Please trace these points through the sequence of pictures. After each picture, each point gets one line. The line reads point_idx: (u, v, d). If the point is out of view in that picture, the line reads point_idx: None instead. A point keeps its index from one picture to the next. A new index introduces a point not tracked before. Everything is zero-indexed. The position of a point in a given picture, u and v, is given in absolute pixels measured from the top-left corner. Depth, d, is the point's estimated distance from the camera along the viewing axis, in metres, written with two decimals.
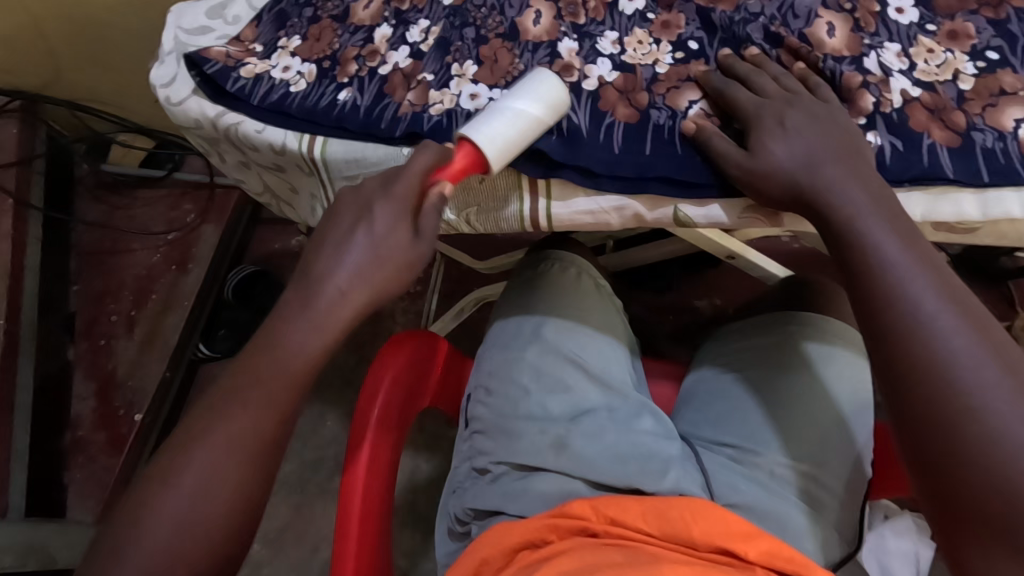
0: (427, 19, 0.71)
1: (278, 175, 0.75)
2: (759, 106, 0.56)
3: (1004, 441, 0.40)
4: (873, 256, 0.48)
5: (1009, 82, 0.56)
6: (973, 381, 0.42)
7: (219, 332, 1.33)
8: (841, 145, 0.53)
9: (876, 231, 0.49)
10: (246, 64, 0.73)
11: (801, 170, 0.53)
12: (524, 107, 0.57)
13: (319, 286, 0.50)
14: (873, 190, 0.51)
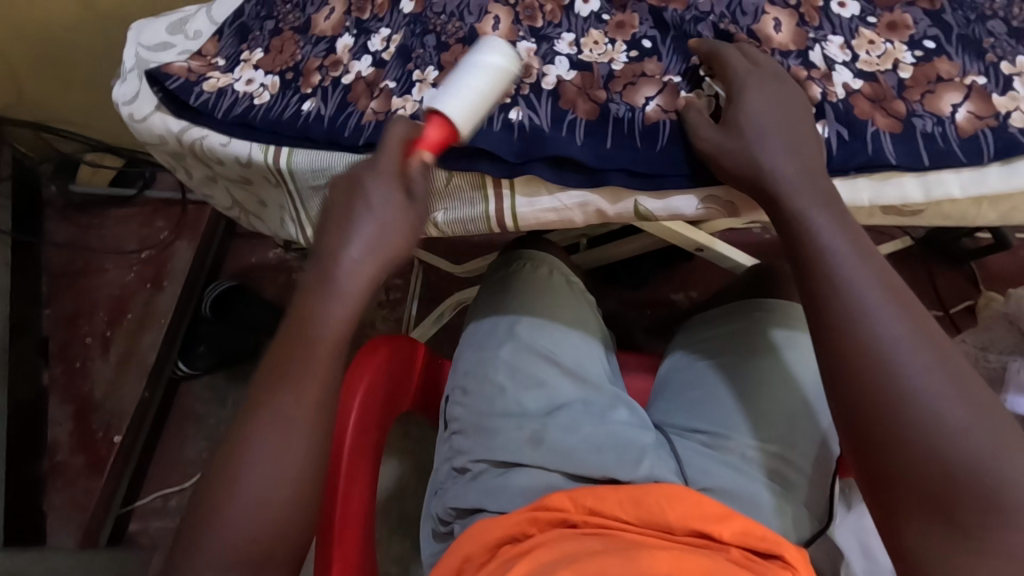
0: (388, 27, 0.73)
1: (246, 188, 0.75)
2: (748, 72, 0.58)
3: (937, 422, 0.42)
4: (814, 247, 0.50)
5: (945, 69, 0.58)
6: (907, 366, 0.44)
7: (198, 349, 1.30)
8: (791, 134, 0.55)
9: (817, 223, 0.51)
10: (208, 79, 0.73)
11: (758, 154, 0.55)
12: (473, 70, 0.57)
13: (333, 270, 0.50)
14: (816, 183, 0.53)
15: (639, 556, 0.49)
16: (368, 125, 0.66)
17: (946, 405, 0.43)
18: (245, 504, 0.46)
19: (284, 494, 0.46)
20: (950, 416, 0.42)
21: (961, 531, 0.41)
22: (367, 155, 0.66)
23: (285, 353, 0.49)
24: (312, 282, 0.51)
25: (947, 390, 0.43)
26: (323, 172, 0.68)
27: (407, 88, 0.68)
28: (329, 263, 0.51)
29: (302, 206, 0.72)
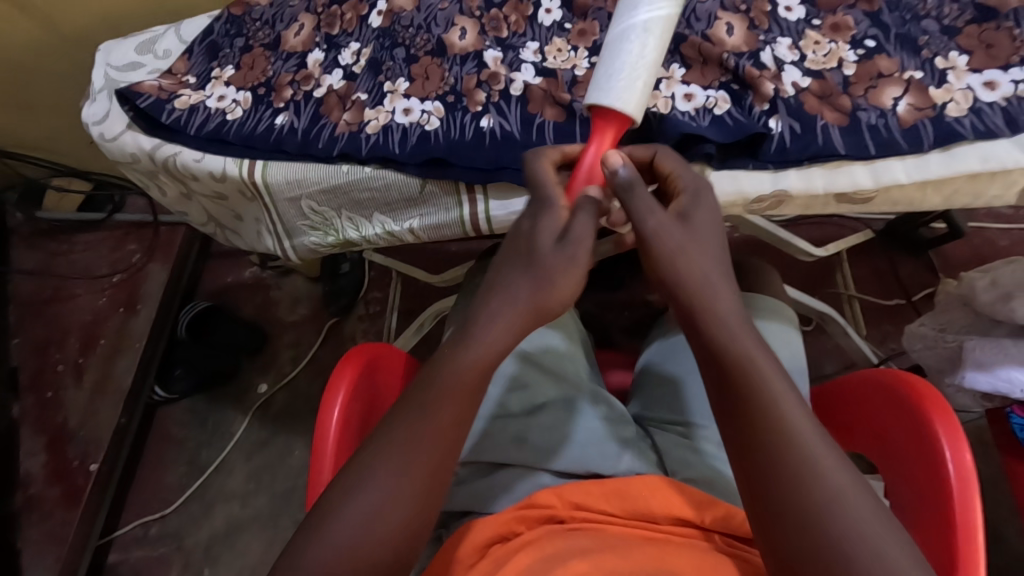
0: (358, 41, 0.74)
1: (221, 204, 0.76)
2: (694, 181, 0.52)
3: (864, 554, 0.41)
4: (740, 365, 0.46)
5: (885, 65, 0.62)
6: (833, 496, 0.42)
7: (175, 371, 1.28)
8: (710, 231, 0.50)
9: (730, 332, 0.46)
10: (179, 96, 0.74)
11: (676, 258, 0.47)
12: (604, 57, 0.56)
13: (494, 299, 0.49)
14: (725, 285, 0.48)
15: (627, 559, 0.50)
16: (341, 136, 0.68)
17: (872, 537, 0.41)
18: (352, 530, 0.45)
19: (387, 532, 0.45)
20: (886, 553, 0.41)
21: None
22: (340, 165, 0.68)
23: (442, 380, 0.48)
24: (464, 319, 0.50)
25: (869, 517, 0.42)
26: (299, 184, 0.69)
27: (378, 99, 0.69)
28: (489, 293, 0.49)
29: (278, 219, 0.73)
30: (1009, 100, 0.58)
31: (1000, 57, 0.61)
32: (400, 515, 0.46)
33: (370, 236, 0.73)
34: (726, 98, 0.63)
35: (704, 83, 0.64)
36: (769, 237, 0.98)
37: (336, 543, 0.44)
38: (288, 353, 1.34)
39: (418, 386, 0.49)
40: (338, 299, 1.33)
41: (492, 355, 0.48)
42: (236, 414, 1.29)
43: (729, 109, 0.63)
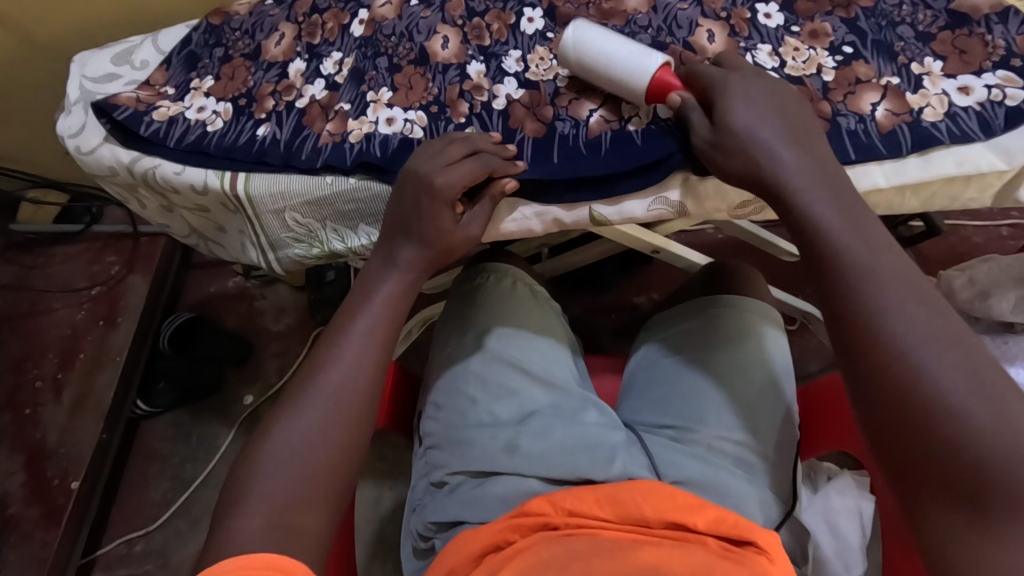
0: (340, 51, 0.74)
1: (203, 216, 0.75)
2: (726, 76, 0.59)
3: (940, 393, 0.44)
4: (839, 233, 0.51)
5: (863, 71, 0.63)
6: (928, 346, 0.46)
7: (158, 386, 1.26)
8: (800, 129, 0.57)
9: (821, 209, 0.53)
10: (158, 108, 0.73)
11: (760, 151, 0.55)
12: (589, 74, 0.64)
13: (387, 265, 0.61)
14: (830, 174, 0.54)
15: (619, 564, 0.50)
16: (324, 147, 0.67)
17: (962, 383, 0.44)
18: (274, 487, 0.48)
19: (326, 453, 0.51)
20: (991, 421, 0.43)
21: (980, 517, 0.42)
22: (325, 176, 0.67)
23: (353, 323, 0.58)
24: (341, 318, 0.59)
25: (962, 368, 0.45)
26: (282, 196, 0.68)
27: (361, 109, 0.69)
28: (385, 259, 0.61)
29: (261, 232, 0.72)
30: (983, 105, 0.60)
31: (973, 62, 0.62)
32: (338, 427, 0.52)
33: (355, 246, 0.71)
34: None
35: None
36: (752, 239, 0.99)
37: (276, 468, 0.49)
38: (274, 363, 1.32)
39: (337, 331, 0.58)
40: (324, 308, 1.31)
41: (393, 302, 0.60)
42: (222, 426, 1.27)
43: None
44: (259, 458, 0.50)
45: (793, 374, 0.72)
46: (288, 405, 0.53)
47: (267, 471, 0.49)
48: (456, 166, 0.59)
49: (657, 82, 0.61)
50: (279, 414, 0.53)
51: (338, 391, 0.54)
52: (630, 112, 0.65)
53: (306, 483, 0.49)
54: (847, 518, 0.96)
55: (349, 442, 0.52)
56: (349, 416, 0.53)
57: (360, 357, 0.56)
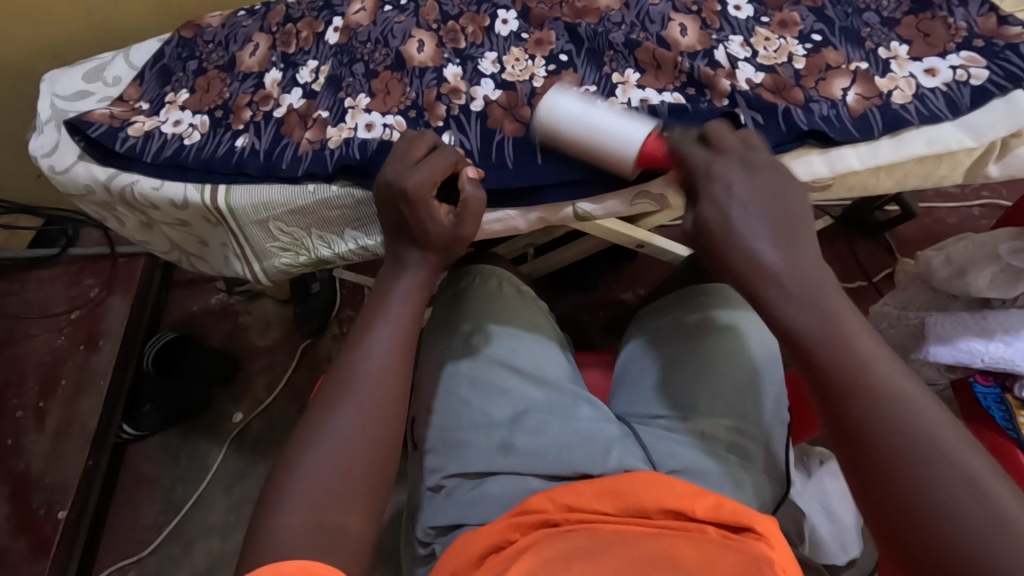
0: (316, 59, 0.74)
1: (184, 230, 0.74)
2: (710, 163, 0.53)
3: (950, 519, 0.39)
4: (829, 346, 0.46)
5: (832, 58, 0.65)
6: (922, 465, 0.41)
7: (144, 408, 1.24)
8: (781, 213, 0.51)
9: (802, 315, 0.47)
10: (133, 123, 0.72)
11: (736, 231, 0.50)
12: (571, 142, 0.61)
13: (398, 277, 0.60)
14: (815, 274, 0.48)
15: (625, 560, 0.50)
16: (305, 155, 0.67)
17: (971, 507, 0.39)
18: (315, 485, 0.48)
19: (362, 452, 0.50)
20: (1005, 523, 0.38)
21: None
22: (306, 185, 0.67)
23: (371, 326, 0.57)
24: (363, 320, 0.58)
25: (969, 490, 0.40)
26: (263, 207, 0.68)
27: (340, 116, 0.69)
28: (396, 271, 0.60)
29: (244, 243, 0.72)
30: (949, 85, 0.61)
31: (937, 45, 0.64)
32: (370, 435, 0.51)
33: (342, 251, 0.70)
34: (681, 101, 0.64)
35: (659, 86, 0.66)
36: None
37: (313, 473, 0.48)
38: (262, 379, 1.31)
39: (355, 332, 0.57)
40: (311, 320, 1.30)
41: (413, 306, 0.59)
42: (211, 445, 1.25)
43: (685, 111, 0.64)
44: (292, 457, 0.50)
45: (781, 357, 0.73)
46: (320, 403, 0.53)
47: (305, 467, 0.49)
48: (428, 161, 0.59)
49: (647, 151, 0.59)
50: (315, 411, 0.52)
51: (369, 389, 0.53)
52: (605, 110, 0.65)
53: (343, 482, 0.49)
54: (841, 500, 0.98)
55: (382, 453, 0.51)
56: (387, 410, 0.53)
57: (386, 358, 0.55)
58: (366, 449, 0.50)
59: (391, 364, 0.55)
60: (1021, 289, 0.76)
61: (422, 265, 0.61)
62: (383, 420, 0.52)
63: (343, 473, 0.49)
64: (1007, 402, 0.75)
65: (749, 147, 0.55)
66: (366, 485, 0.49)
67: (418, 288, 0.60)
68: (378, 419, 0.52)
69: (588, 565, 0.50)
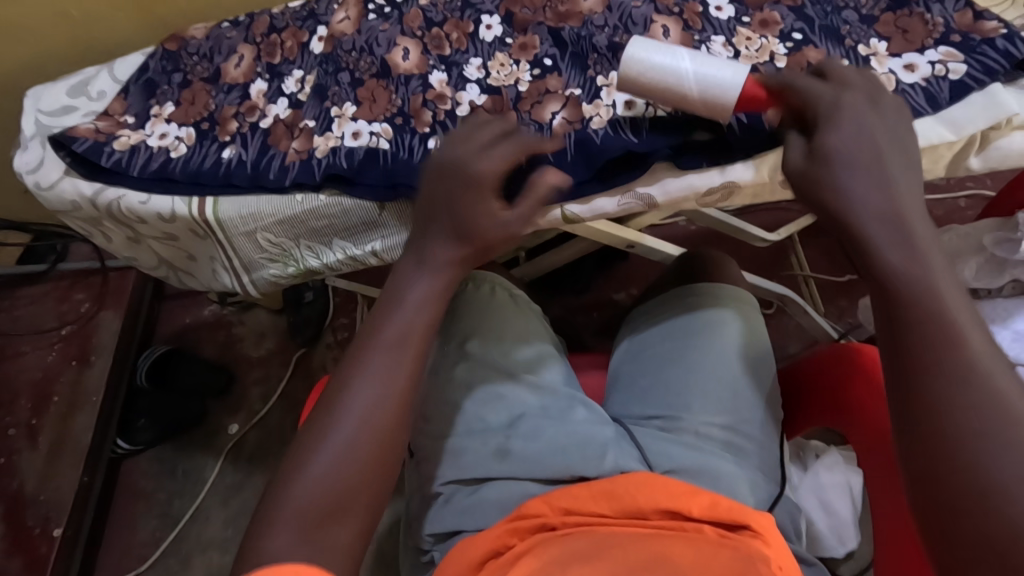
0: (301, 69, 0.74)
1: (172, 244, 0.73)
2: (837, 96, 0.51)
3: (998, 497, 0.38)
4: (918, 299, 0.43)
5: (813, 56, 0.65)
6: (993, 437, 0.39)
7: (138, 422, 1.23)
8: (884, 166, 0.47)
9: (906, 267, 0.44)
10: (119, 137, 0.72)
11: (838, 171, 0.48)
12: (659, 88, 0.60)
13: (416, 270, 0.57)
14: (915, 227, 0.45)
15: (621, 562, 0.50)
16: (292, 165, 0.67)
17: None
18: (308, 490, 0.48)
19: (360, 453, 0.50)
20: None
21: None
22: (294, 195, 0.67)
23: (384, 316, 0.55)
24: (382, 308, 0.56)
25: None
26: (251, 218, 0.67)
27: (326, 125, 0.69)
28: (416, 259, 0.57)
29: (233, 255, 0.72)
30: (928, 80, 0.62)
31: (915, 41, 0.65)
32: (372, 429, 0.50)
33: (331, 262, 0.71)
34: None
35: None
36: (724, 228, 1.00)
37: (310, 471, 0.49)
38: (257, 390, 1.30)
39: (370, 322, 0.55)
40: (304, 329, 1.29)
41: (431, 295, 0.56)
42: (207, 458, 1.24)
43: (670, 112, 0.65)
44: (286, 463, 0.50)
45: (772, 354, 0.73)
46: (320, 404, 0.52)
47: (302, 470, 0.49)
48: (495, 150, 0.57)
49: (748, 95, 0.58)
50: (314, 414, 0.52)
51: (372, 384, 0.52)
52: (591, 113, 0.66)
53: (338, 482, 0.49)
54: (838, 494, 0.99)
55: (382, 451, 0.51)
56: (391, 412, 0.51)
57: (394, 351, 0.53)
58: (367, 448, 0.50)
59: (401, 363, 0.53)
60: (1005, 279, 0.77)
61: (442, 269, 0.57)
62: (382, 421, 0.51)
63: (337, 478, 0.49)
64: None
65: (873, 86, 0.53)
66: (363, 481, 0.49)
67: (442, 288, 0.56)
68: (377, 415, 0.51)
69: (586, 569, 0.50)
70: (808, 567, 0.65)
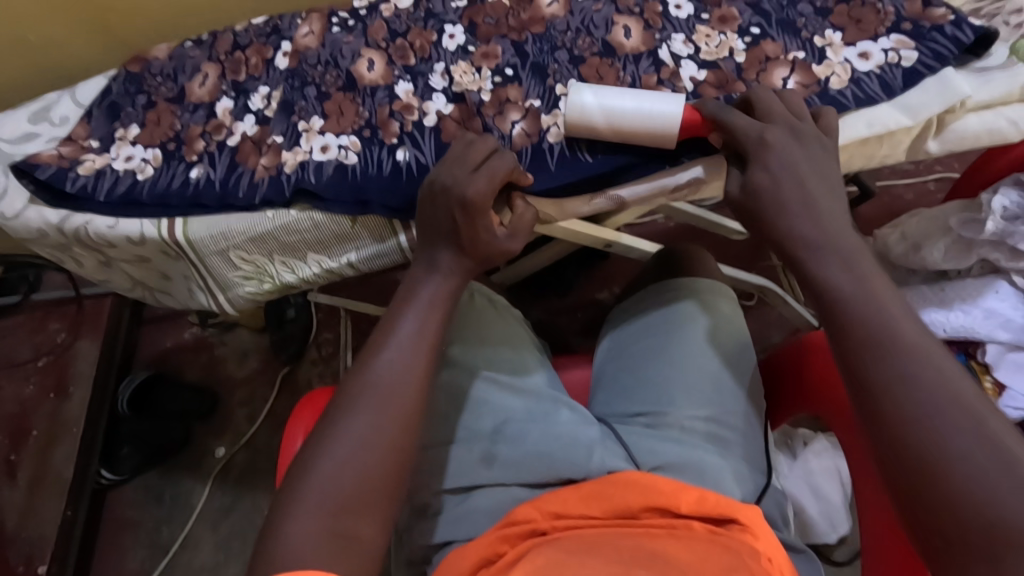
0: (266, 85, 0.74)
1: (145, 267, 0.72)
2: (763, 125, 0.57)
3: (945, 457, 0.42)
4: (856, 302, 0.49)
5: (771, 49, 0.67)
6: (933, 407, 0.44)
7: (121, 451, 1.20)
8: (809, 187, 0.54)
9: (840, 281, 0.50)
10: (83, 162, 0.71)
11: (778, 185, 0.54)
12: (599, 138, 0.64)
13: (416, 287, 0.59)
14: (845, 239, 0.52)
15: (614, 560, 0.50)
16: (261, 181, 0.67)
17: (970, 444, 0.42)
18: (326, 492, 0.49)
19: (372, 459, 0.51)
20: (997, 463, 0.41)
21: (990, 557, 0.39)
22: (265, 212, 0.66)
23: (386, 329, 0.57)
24: (385, 321, 0.58)
25: (977, 434, 0.42)
26: (223, 237, 0.67)
27: (294, 140, 0.69)
28: (414, 283, 0.59)
29: (206, 275, 0.71)
30: (882, 68, 0.64)
31: (868, 30, 0.66)
32: (384, 442, 0.52)
33: (307, 276, 0.71)
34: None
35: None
36: (699, 222, 1.01)
37: (323, 480, 0.49)
38: (243, 411, 1.28)
39: (369, 341, 0.57)
40: (288, 347, 1.28)
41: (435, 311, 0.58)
42: (195, 483, 1.22)
43: None
44: (298, 472, 0.50)
45: (751, 345, 0.74)
46: (331, 417, 0.53)
47: (313, 478, 0.49)
48: (488, 166, 0.58)
49: (687, 121, 0.61)
50: (329, 420, 0.53)
51: (383, 396, 0.53)
52: (549, 123, 0.66)
53: (352, 488, 0.50)
54: (827, 479, 1.00)
55: (394, 458, 0.52)
56: (399, 426, 0.53)
57: (401, 361, 0.55)
58: (381, 456, 0.51)
59: (407, 374, 0.54)
60: (973, 258, 0.79)
61: (447, 275, 0.59)
62: (393, 429, 0.52)
63: (359, 480, 0.50)
64: (972, 367, 0.76)
65: (793, 113, 0.58)
66: (377, 488, 0.50)
67: (442, 297, 0.58)
68: (387, 425, 0.52)
69: (579, 568, 0.49)
70: (797, 556, 0.65)
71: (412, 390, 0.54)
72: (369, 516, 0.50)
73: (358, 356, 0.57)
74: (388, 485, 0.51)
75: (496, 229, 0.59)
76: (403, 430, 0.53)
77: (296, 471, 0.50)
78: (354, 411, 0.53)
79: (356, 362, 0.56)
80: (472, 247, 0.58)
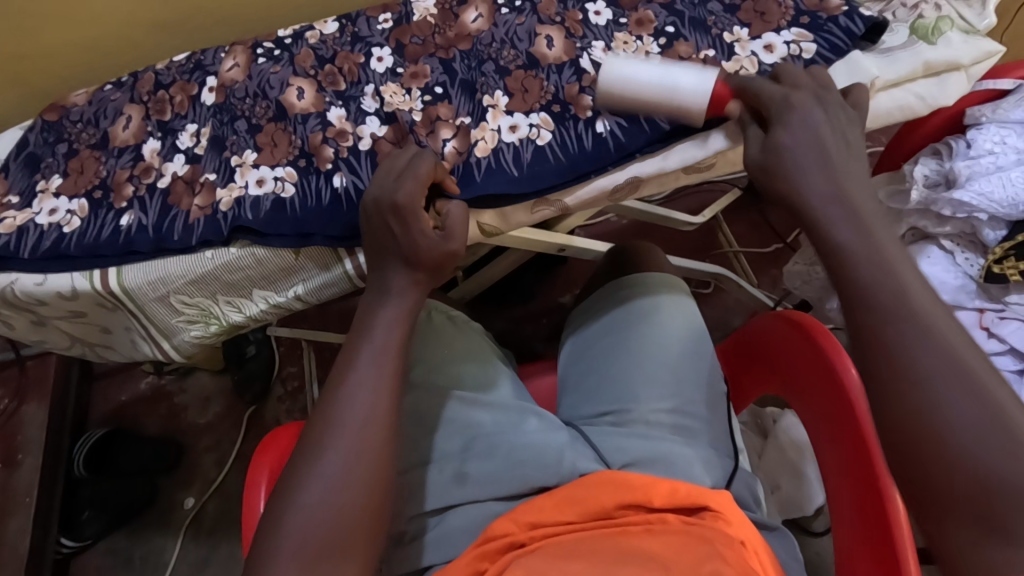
0: (194, 122, 0.72)
1: (82, 322, 0.69)
2: (788, 90, 0.54)
3: (951, 434, 0.39)
4: (866, 266, 0.45)
5: (684, 49, 0.69)
6: (937, 377, 0.40)
7: (82, 515, 1.14)
8: (821, 142, 0.50)
9: (847, 234, 0.46)
10: (3, 220, 0.68)
11: (795, 162, 0.50)
12: (657, 113, 0.62)
13: (371, 314, 0.57)
14: (859, 195, 0.48)
15: (591, 562, 0.50)
16: (196, 223, 0.65)
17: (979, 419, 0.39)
18: (298, 536, 0.48)
19: (342, 499, 0.50)
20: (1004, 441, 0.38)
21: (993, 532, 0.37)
22: (204, 253, 0.64)
23: (343, 362, 0.56)
24: (345, 352, 0.57)
25: (985, 409, 0.39)
26: (161, 283, 0.65)
27: (228, 177, 0.67)
28: (368, 310, 0.58)
29: (148, 323, 0.68)
30: (786, 60, 0.67)
31: (773, 22, 0.69)
32: (353, 481, 0.50)
33: (254, 313, 0.69)
34: (548, 121, 0.66)
35: (527, 108, 0.67)
36: (648, 217, 1.03)
37: (293, 527, 0.48)
38: (210, 457, 1.24)
39: (330, 374, 0.55)
40: (251, 386, 1.24)
41: (393, 333, 0.57)
42: (166, 539, 1.17)
43: (553, 130, 0.66)
44: (269, 522, 0.49)
45: (707, 332, 0.75)
46: (297, 459, 0.51)
47: (282, 526, 0.48)
48: (411, 170, 0.59)
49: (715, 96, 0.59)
50: (296, 463, 0.51)
51: (350, 431, 0.52)
52: (478, 138, 0.66)
53: (325, 531, 0.48)
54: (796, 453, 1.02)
55: (367, 495, 0.51)
56: (368, 462, 0.51)
57: (363, 394, 0.53)
58: (353, 494, 0.50)
59: (368, 403, 0.53)
60: (903, 227, 0.82)
61: (402, 297, 0.58)
62: (361, 466, 0.51)
63: (330, 524, 0.49)
64: None
65: (819, 84, 0.55)
66: (349, 528, 0.49)
67: (399, 318, 0.57)
68: (356, 463, 0.51)
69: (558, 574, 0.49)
70: (774, 534, 0.67)
71: (378, 423, 0.53)
72: (344, 559, 0.48)
73: (319, 393, 0.55)
74: (359, 522, 0.50)
75: (433, 232, 0.57)
76: (373, 466, 0.52)
77: (267, 522, 0.49)
78: (324, 452, 0.51)
79: (317, 399, 0.55)
80: (423, 263, 0.57)
